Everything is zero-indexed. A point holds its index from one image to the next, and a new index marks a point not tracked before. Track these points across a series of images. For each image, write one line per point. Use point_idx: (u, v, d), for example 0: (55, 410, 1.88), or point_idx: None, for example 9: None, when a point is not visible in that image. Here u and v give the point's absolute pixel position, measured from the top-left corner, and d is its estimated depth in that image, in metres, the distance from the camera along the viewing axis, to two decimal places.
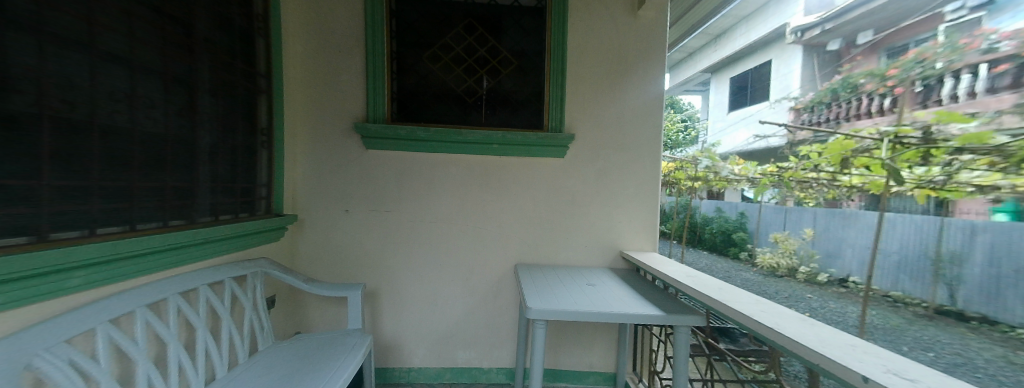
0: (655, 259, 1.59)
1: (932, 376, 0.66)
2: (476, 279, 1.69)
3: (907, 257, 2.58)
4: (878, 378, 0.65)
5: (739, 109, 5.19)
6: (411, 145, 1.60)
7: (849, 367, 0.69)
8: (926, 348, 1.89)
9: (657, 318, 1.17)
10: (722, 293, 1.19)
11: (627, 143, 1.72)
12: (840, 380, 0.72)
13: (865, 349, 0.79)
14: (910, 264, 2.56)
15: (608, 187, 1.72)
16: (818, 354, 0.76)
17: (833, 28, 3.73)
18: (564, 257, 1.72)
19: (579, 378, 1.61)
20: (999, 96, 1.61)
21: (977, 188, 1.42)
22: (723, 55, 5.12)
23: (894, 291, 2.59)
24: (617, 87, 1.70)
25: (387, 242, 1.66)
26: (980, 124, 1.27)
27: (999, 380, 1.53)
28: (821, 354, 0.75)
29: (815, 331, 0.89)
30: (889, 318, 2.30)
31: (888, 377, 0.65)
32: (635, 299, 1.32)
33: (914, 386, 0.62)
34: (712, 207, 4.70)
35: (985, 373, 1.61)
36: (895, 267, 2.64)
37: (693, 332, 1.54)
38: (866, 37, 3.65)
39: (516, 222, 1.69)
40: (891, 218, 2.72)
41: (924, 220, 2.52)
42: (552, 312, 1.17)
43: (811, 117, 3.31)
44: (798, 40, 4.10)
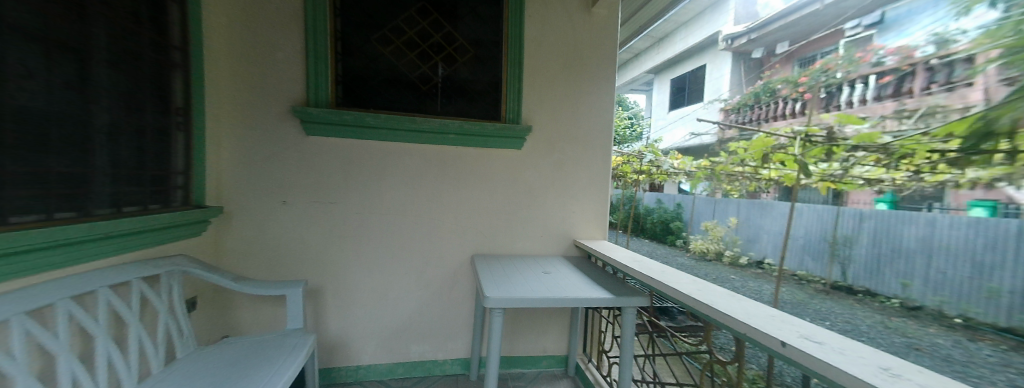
0: (605, 246, 1.68)
1: (834, 337, 0.82)
2: (430, 271, 1.65)
3: (811, 240, 3.33)
4: (794, 342, 0.78)
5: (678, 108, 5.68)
6: (360, 132, 1.51)
7: (771, 334, 0.83)
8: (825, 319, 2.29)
9: (607, 301, 1.25)
10: (664, 275, 1.31)
11: (581, 136, 1.78)
12: (763, 347, 0.87)
13: (783, 318, 0.94)
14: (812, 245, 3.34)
15: (563, 178, 1.77)
16: (746, 326, 0.90)
17: (758, 37, 4.01)
18: (520, 247, 1.74)
19: (533, 363, 1.65)
20: (884, 103, 1.96)
21: (866, 181, 1.94)
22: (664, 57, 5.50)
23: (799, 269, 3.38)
24: (577, 82, 1.75)
25: (334, 236, 1.56)
26: (871, 126, 1.59)
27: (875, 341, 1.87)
28: (748, 326, 0.89)
29: (742, 305, 1.04)
30: (798, 294, 2.83)
31: (801, 340, 0.80)
32: (587, 284, 1.40)
33: (819, 347, 0.76)
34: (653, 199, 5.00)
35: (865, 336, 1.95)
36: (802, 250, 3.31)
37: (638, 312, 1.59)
38: (783, 47, 3.97)
39: (472, 213, 1.68)
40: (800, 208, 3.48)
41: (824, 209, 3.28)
42: (503, 301, 1.19)
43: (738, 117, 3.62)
44: (727, 47, 4.39)
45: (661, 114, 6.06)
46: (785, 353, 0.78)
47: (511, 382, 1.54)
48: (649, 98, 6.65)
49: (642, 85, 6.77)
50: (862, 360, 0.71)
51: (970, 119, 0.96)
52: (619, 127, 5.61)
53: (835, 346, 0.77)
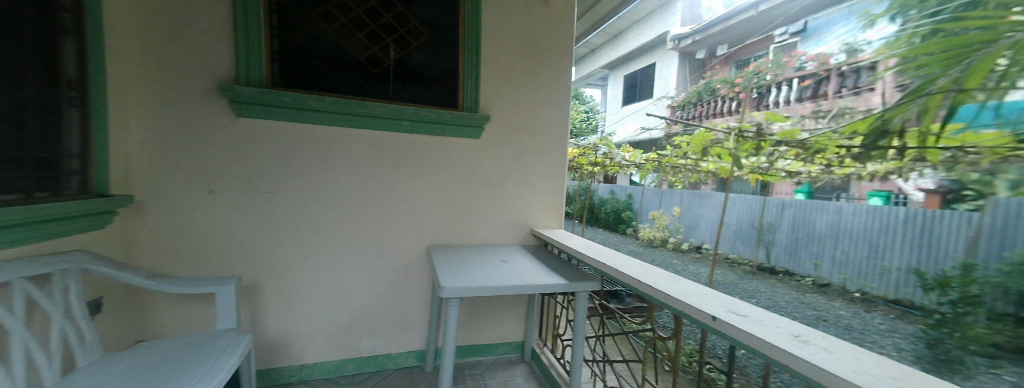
0: (561, 235, 1.74)
1: (754, 310, 0.98)
2: (382, 264, 1.60)
3: (742, 227, 3.76)
4: (722, 316, 0.92)
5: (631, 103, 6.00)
6: (302, 115, 1.40)
7: (704, 309, 0.97)
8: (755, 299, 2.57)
9: (562, 287, 1.30)
10: (614, 260, 1.39)
11: (539, 127, 1.80)
12: (695, 321, 1.00)
13: (713, 295, 1.09)
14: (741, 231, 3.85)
15: (521, 168, 1.79)
16: (684, 304, 1.03)
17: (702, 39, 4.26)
18: (477, 237, 1.73)
19: (490, 350, 1.68)
20: (803, 104, 2.24)
21: (786, 174, 2.24)
22: (618, 54, 5.76)
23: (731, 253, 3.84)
24: (536, 73, 1.76)
25: (274, 227, 1.44)
26: (793, 124, 1.82)
27: None
28: (686, 304, 1.02)
29: (680, 285, 1.17)
30: (729, 276, 3.28)
31: (729, 314, 0.95)
32: (543, 272, 1.44)
33: (742, 320, 0.91)
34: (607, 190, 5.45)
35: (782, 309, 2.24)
36: (735, 236, 3.74)
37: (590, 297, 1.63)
38: (723, 50, 4.20)
39: (428, 203, 1.64)
40: (734, 198, 3.89)
41: (753, 199, 3.72)
42: (463, 289, 1.18)
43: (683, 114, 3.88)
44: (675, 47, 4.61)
45: (615, 108, 6.39)
46: (714, 325, 0.92)
47: (467, 371, 1.55)
48: (604, 93, 6.94)
49: (598, 80, 7.06)
50: (778, 330, 0.86)
51: (871, 119, 1.14)
52: (575, 120, 5.83)
53: (755, 319, 0.92)
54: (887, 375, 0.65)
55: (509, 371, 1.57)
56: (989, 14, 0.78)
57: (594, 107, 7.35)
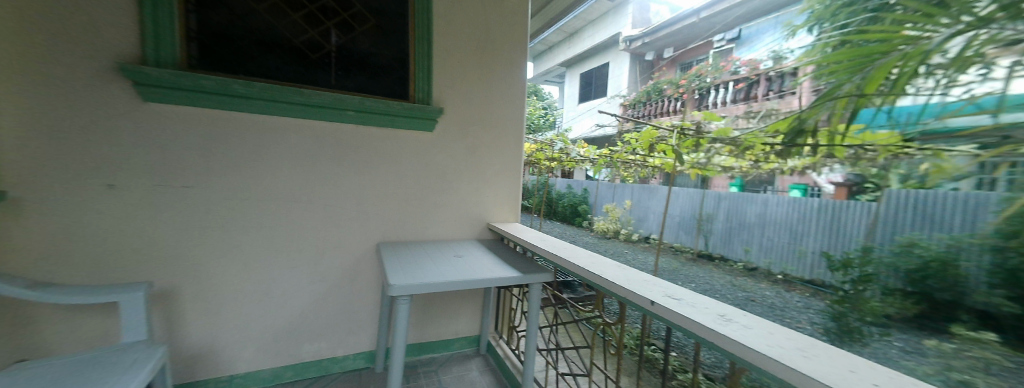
0: (517, 228, 1.75)
1: (689, 294, 1.06)
2: (326, 263, 1.50)
3: (685, 218, 4.11)
4: (660, 301, 1.01)
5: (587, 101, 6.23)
6: (227, 102, 1.27)
7: (644, 295, 1.04)
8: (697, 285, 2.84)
9: (517, 280, 1.32)
10: (566, 252, 1.43)
11: (495, 122, 1.79)
12: (637, 306, 1.08)
13: (653, 281, 1.16)
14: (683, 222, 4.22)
15: (477, 163, 1.76)
16: (627, 291, 1.09)
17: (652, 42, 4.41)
18: (431, 232, 1.69)
19: (445, 346, 1.65)
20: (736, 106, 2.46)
21: (722, 168, 2.48)
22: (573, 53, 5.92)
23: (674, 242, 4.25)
24: (492, 66, 1.74)
25: (197, 226, 1.30)
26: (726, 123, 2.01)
27: None
28: (629, 290, 1.09)
29: (625, 273, 1.23)
30: (673, 263, 3.56)
31: (665, 299, 1.03)
32: (498, 266, 1.44)
33: (676, 303, 1.00)
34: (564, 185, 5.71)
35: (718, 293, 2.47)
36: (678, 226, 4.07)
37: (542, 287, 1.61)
38: (670, 52, 4.24)
39: (377, 198, 1.57)
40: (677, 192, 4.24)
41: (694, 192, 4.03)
42: (420, 287, 1.16)
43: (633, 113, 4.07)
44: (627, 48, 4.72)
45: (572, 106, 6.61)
46: (653, 308, 1.00)
47: (421, 369, 1.52)
48: (562, 91, 7.13)
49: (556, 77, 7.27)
50: (708, 311, 0.96)
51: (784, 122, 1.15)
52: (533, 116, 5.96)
53: (685, 300, 1.02)
54: (795, 346, 0.77)
55: (464, 366, 1.56)
56: (886, 27, 0.87)
57: (552, 104, 7.54)
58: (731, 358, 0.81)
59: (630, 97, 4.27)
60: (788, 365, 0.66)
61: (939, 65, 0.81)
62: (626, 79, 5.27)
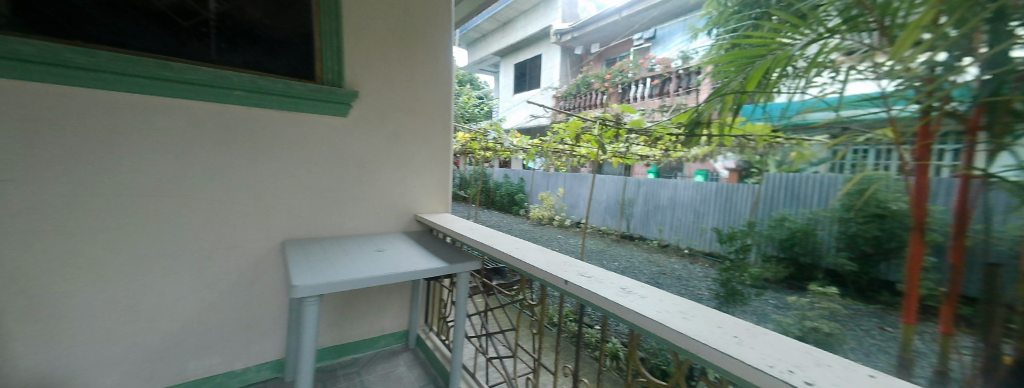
0: (445, 218, 1.70)
1: (600, 272, 1.15)
2: (216, 266, 1.31)
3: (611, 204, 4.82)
4: (573, 280, 1.08)
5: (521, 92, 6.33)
6: (59, 74, 1.02)
7: (558, 275, 1.10)
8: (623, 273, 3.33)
9: (442, 270, 1.30)
10: (493, 239, 1.44)
11: (420, 108, 1.70)
12: (554, 286, 1.14)
13: (570, 262, 1.22)
14: (609, 207, 5.01)
15: (401, 152, 1.67)
16: (544, 273, 1.15)
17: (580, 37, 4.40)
18: (349, 226, 1.57)
19: (368, 345, 1.57)
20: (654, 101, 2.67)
21: (638, 155, 2.80)
22: (507, 42, 5.89)
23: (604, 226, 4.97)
24: (411, 50, 1.64)
25: (20, 230, 1.03)
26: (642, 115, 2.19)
27: None
28: (546, 272, 1.14)
29: (546, 256, 1.28)
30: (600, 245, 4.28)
31: (578, 278, 1.09)
32: (423, 257, 1.40)
33: (587, 281, 1.07)
34: (502, 175, 6.79)
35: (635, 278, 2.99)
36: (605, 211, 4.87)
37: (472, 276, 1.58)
38: (596, 48, 4.30)
39: (280, 191, 1.40)
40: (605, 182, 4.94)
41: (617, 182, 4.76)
42: (335, 285, 1.08)
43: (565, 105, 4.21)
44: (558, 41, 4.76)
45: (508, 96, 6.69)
46: (566, 287, 1.07)
47: (340, 371, 1.43)
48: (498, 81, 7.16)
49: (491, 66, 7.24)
50: (613, 285, 1.06)
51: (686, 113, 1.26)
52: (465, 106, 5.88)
53: (594, 277, 1.10)
54: (678, 310, 0.91)
55: (390, 362, 1.51)
56: (765, 33, 0.97)
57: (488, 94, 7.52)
58: (633, 326, 0.91)
59: (562, 89, 4.40)
60: (677, 330, 0.78)
61: (801, 68, 0.92)
62: (558, 71, 5.26)
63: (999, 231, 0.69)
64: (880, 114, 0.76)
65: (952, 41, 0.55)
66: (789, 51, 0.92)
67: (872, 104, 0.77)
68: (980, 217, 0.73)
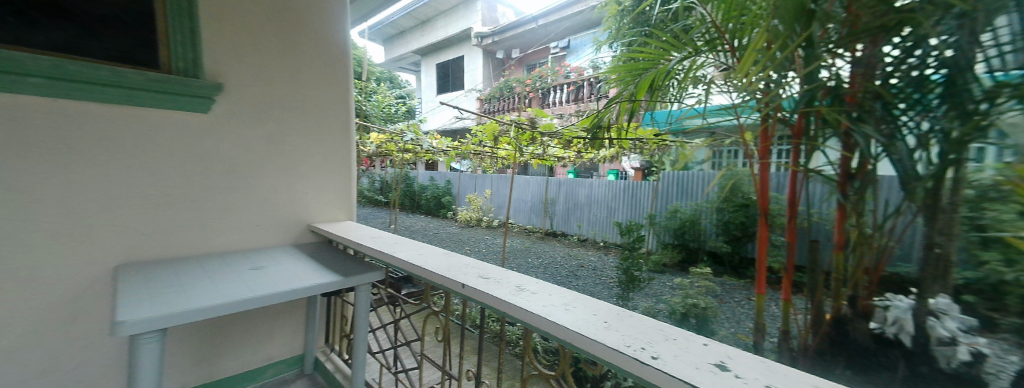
0: (342, 226, 1.56)
1: (498, 272, 1.14)
2: (9, 305, 1.01)
3: (534, 203, 5.40)
4: (470, 283, 1.05)
5: (444, 93, 6.26)
6: None
7: (454, 279, 1.07)
8: (543, 271, 3.44)
9: (331, 285, 1.17)
10: (393, 245, 1.33)
11: (308, 106, 1.56)
12: (449, 290, 1.10)
13: (471, 264, 1.19)
14: (534, 206, 5.42)
15: (287, 154, 1.51)
16: (440, 277, 1.10)
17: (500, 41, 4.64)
18: (217, 242, 1.36)
19: (251, 377, 1.37)
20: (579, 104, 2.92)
21: (553, 156, 3.00)
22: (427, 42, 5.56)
23: (528, 224, 5.42)
24: (306, 45, 1.52)
25: None
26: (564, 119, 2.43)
27: (549, 274, 3.37)
28: (443, 276, 1.10)
29: (448, 259, 1.23)
30: (525, 242, 4.71)
31: (476, 280, 1.07)
32: (313, 272, 1.26)
33: (484, 282, 1.06)
34: (427, 179, 7.42)
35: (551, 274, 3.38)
36: (528, 209, 5.48)
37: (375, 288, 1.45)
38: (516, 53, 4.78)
39: (112, 204, 1.15)
40: (526, 181, 5.53)
41: (535, 181, 5.37)
42: (182, 315, 0.88)
43: (489, 107, 4.20)
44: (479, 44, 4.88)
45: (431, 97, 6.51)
46: (461, 291, 1.03)
47: None
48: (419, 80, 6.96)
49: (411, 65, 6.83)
50: (508, 284, 1.07)
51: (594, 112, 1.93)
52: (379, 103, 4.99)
53: (491, 278, 1.10)
54: (562, 302, 0.96)
55: None
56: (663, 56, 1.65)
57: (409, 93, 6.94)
58: (521, 323, 0.92)
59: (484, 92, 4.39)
60: (556, 322, 0.81)
61: (678, 82, 1.70)
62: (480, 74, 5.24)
63: (816, 210, 1.44)
64: (729, 120, 1.61)
65: (778, 60, 1.14)
66: (665, 67, 1.67)
67: (727, 114, 1.61)
68: (802, 203, 1.44)
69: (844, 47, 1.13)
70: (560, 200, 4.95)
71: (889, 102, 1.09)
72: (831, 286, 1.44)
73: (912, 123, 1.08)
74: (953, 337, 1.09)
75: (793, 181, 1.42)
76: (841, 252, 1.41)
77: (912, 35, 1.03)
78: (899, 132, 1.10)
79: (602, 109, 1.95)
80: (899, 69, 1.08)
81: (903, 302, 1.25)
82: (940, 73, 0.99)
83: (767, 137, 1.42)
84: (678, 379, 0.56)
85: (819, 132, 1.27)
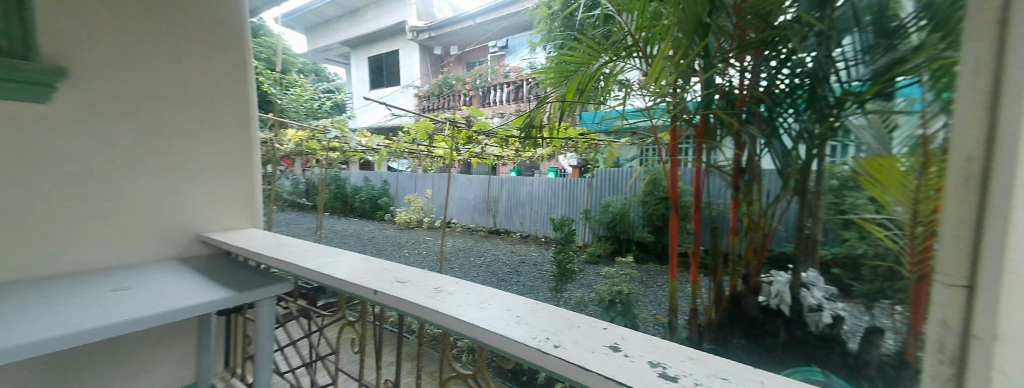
0: (239, 236, 1.37)
1: (417, 274, 1.10)
2: None
3: (478, 202, 5.44)
4: (382, 288, 0.96)
5: (381, 88, 5.97)
6: None
7: (365, 284, 0.98)
8: (486, 269, 3.48)
9: (225, 302, 1.04)
10: (300, 254, 1.20)
11: (189, 101, 1.51)
12: (359, 297, 1.01)
13: (389, 269, 1.12)
14: (477, 205, 5.46)
15: (161, 162, 1.43)
16: (352, 285, 0.99)
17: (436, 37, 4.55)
18: (69, 260, 1.24)
19: None
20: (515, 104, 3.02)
21: (493, 154, 3.04)
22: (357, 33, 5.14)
23: (472, 224, 5.44)
24: (192, 40, 1.52)
25: None
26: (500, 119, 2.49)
27: (489, 270, 3.48)
28: (353, 284, 0.99)
29: (364, 265, 1.14)
30: (467, 241, 4.73)
31: (390, 285, 0.99)
32: (202, 289, 1.10)
33: (400, 287, 0.99)
34: (362, 178, 7.08)
35: (490, 269, 3.50)
36: (472, 208, 5.50)
37: (284, 302, 1.33)
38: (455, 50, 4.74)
39: None
40: (469, 180, 5.53)
41: (478, 180, 5.40)
42: (79, 336, 0.80)
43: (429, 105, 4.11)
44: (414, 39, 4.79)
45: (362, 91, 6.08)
46: (373, 298, 0.95)
47: None
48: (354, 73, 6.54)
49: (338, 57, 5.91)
50: (426, 286, 1.01)
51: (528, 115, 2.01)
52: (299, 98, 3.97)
53: (408, 282, 1.03)
54: (479, 300, 0.95)
55: None
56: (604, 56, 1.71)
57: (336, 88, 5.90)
58: (435, 326, 0.88)
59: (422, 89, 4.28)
60: (468, 322, 0.80)
61: (603, 83, 1.81)
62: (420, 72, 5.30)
63: (713, 202, 1.63)
64: (642, 122, 1.81)
65: (680, 66, 1.39)
66: (589, 70, 1.78)
67: (642, 117, 1.80)
68: (705, 194, 1.66)
69: (732, 58, 1.41)
70: (503, 198, 5.04)
71: (768, 106, 1.31)
72: (727, 265, 1.63)
73: (788, 124, 1.26)
74: (819, 304, 1.29)
75: (697, 175, 1.65)
76: (736, 236, 1.56)
77: (784, 50, 1.26)
78: (777, 131, 1.30)
79: (535, 110, 2.02)
80: (777, 78, 1.29)
81: (781, 276, 1.40)
82: (806, 81, 1.18)
83: (676, 136, 1.68)
84: (575, 366, 0.62)
85: (716, 130, 1.53)
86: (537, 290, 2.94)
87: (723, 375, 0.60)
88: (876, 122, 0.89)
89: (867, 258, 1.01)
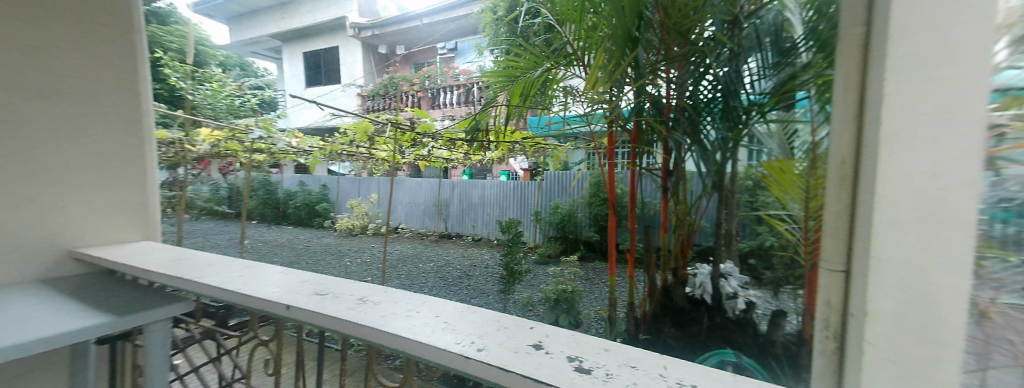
0: (127, 250, 1.20)
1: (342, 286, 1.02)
2: None
3: (428, 206, 5.35)
4: (297, 302, 0.89)
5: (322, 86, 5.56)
6: None
7: (282, 299, 0.89)
8: (434, 275, 3.45)
9: (106, 328, 0.89)
10: (198, 270, 1.05)
11: (60, 99, 1.34)
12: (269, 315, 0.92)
13: (309, 281, 1.04)
14: (427, 209, 5.35)
15: (23, 169, 1.25)
16: (265, 300, 0.90)
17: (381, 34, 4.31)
18: None
19: None
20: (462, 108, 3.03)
21: (443, 157, 3.01)
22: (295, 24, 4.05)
23: (422, 228, 5.32)
24: (70, 32, 1.36)
25: None
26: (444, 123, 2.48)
27: (436, 275, 3.47)
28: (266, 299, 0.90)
29: (282, 278, 1.04)
30: (416, 246, 4.63)
31: (308, 298, 0.92)
32: (78, 314, 0.93)
33: (318, 300, 0.92)
34: (297, 181, 6.61)
35: (436, 274, 3.51)
36: (421, 213, 5.40)
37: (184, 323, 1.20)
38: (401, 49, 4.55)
39: None
40: (420, 184, 5.41)
41: (428, 183, 5.29)
42: None
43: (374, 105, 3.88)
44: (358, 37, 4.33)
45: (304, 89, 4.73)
46: (285, 314, 0.86)
47: None
48: None
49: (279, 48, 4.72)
50: (348, 298, 0.95)
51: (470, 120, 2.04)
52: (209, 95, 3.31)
53: (330, 295, 0.96)
54: (406, 308, 0.91)
55: None
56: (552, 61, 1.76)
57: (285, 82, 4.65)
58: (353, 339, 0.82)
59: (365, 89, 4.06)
60: (390, 332, 0.76)
61: (547, 89, 1.87)
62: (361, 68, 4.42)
63: (648, 202, 1.74)
64: (582, 127, 1.86)
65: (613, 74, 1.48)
66: (533, 76, 1.83)
67: (580, 122, 1.84)
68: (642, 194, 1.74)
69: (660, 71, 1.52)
70: (455, 202, 5.00)
71: (691, 115, 1.47)
72: (660, 261, 1.74)
73: (707, 132, 1.42)
74: (734, 292, 1.45)
75: (632, 178, 1.74)
76: (665, 233, 1.68)
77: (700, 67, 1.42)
78: (700, 135, 1.44)
79: (480, 113, 2.01)
80: (697, 91, 1.44)
81: (704, 269, 1.57)
82: (719, 93, 1.36)
83: (613, 141, 1.76)
84: (497, 367, 0.62)
85: (648, 136, 1.63)
86: (487, 292, 2.97)
87: (632, 362, 0.64)
88: (781, 131, 1.10)
89: (774, 249, 1.21)
